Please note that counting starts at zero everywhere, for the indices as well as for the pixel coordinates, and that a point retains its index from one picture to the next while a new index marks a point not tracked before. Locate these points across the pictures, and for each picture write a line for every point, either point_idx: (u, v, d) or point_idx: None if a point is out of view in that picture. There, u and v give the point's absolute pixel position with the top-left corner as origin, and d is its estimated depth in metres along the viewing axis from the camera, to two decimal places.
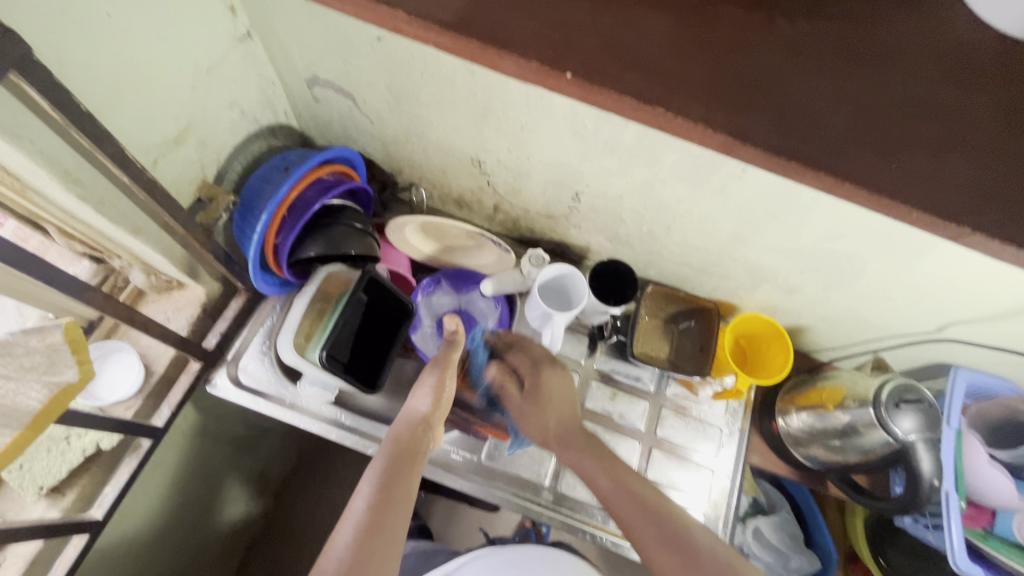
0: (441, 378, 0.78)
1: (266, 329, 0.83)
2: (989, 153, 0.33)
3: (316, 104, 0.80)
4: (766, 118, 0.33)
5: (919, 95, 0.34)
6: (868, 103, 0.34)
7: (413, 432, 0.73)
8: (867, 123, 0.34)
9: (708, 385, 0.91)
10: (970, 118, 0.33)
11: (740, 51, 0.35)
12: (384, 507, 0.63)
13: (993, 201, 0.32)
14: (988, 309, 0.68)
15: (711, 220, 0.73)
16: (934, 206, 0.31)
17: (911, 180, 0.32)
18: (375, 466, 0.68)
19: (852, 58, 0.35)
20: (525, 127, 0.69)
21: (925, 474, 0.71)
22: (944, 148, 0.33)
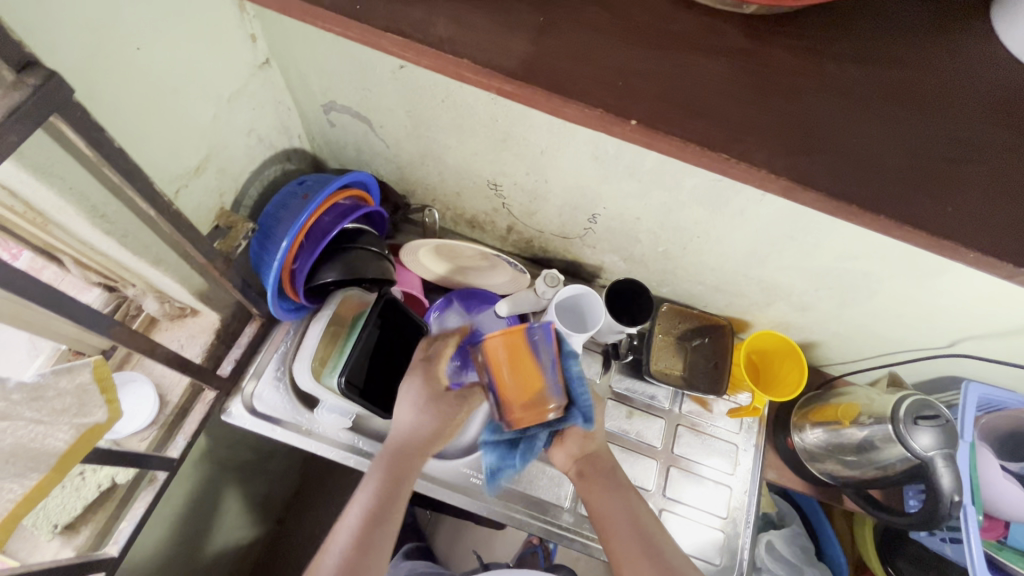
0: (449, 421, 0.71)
1: (280, 354, 0.82)
2: None
3: (331, 128, 0.80)
4: (823, 164, 0.31)
5: (969, 139, 0.32)
6: (917, 148, 0.32)
7: (402, 461, 0.70)
8: (921, 168, 0.32)
9: (722, 401, 0.93)
10: (1019, 161, 0.32)
11: (786, 91, 0.32)
12: (371, 531, 0.66)
13: None
14: (1001, 326, 0.70)
15: (729, 240, 0.73)
16: (996, 251, 0.30)
17: (970, 222, 0.30)
18: (367, 487, 0.69)
19: (909, 99, 0.33)
20: (545, 152, 0.69)
21: (945, 490, 0.70)
22: (996, 195, 0.31)
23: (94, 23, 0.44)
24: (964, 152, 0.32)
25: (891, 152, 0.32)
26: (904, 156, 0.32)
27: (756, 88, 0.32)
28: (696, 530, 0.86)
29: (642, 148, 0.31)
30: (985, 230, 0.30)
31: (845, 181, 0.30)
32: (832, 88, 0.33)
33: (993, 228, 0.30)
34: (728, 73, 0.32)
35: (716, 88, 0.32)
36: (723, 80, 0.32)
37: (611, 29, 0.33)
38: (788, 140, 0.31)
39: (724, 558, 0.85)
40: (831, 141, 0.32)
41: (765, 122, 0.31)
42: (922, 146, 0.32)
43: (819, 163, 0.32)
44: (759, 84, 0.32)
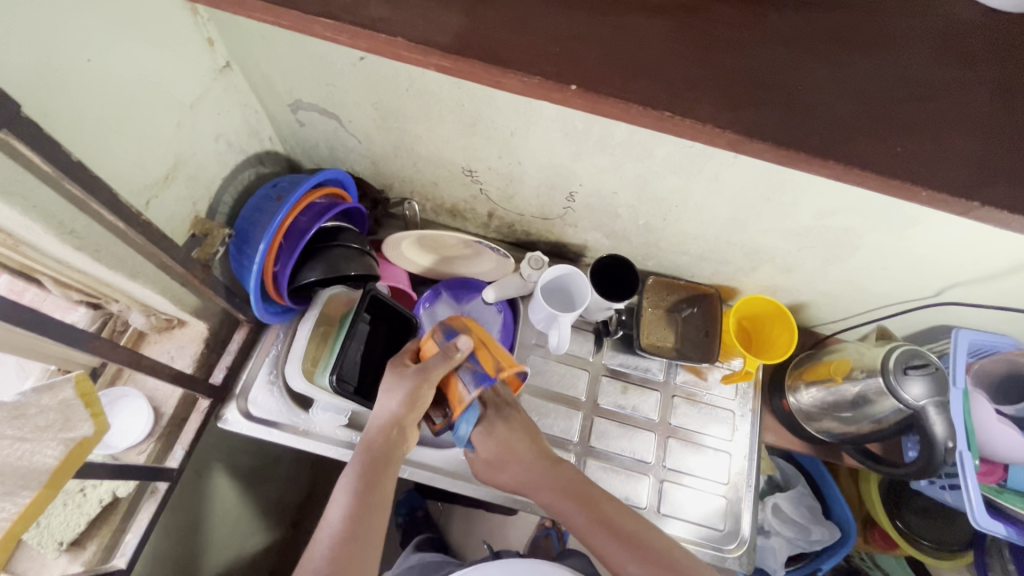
0: (416, 391, 0.70)
1: (272, 358, 0.83)
2: (991, 126, 0.31)
3: (301, 127, 0.80)
4: (771, 114, 0.31)
5: (917, 77, 0.32)
6: (865, 89, 0.32)
7: (385, 437, 0.71)
8: (871, 110, 0.31)
9: (716, 369, 0.93)
10: (968, 95, 0.32)
11: (728, 44, 0.32)
12: (358, 520, 0.66)
13: (1008, 174, 0.30)
14: (982, 271, 0.70)
15: (707, 207, 0.74)
16: (948, 186, 0.30)
17: (924, 154, 0.30)
18: (348, 480, 0.69)
19: (856, 44, 0.33)
20: (514, 134, 0.70)
21: (939, 439, 0.71)
22: (946, 129, 0.31)
23: (42, 33, 0.44)
24: (915, 91, 0.32)
25: (840, 94, 0.31)
26: (852, 99, 0.31)
27: (699, 43, 0.32)
28: (699, 497, 0.87)
29: (585, 113, 0.31)
30: (938, 163, 0.30)
31: (790, 128, 0.30)
32: (775, 37, 0.33)
33: (947, 160, 0.30)
34: (668, 31, 0.32)
35: (659, 47, 0.32)
36: (664, 38, 0.32)
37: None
38: (733, 91, 0.31)
39: (727, 523, 0.86)
40: (775, 89, 0.31)
41: (709, 75, 0.31)
42: (869, 87, 0.31)
43: (767, 115, 0.31)
44: (701, 40, 0.32)
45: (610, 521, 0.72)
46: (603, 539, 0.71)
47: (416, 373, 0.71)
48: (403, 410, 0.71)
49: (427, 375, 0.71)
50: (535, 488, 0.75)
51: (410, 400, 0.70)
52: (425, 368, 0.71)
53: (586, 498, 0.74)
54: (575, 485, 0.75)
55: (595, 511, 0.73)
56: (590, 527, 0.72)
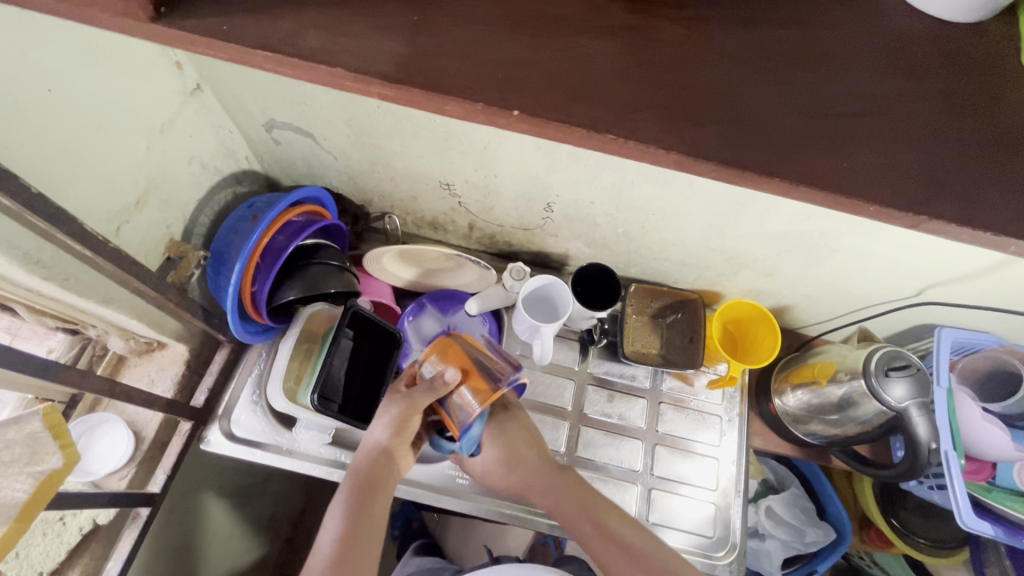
0: (403, 418, 0.70)
1: (254, 377, 0.83)
2: (938, 138, 0.31)
3: (277, 146, 0.80)
4: (716, 133, 0.31)
5: (863, 90, 0.32)
6: (810, 105, 0.32)
7: (374, 461, 0.71)
8: (817, 126, 0.31)
9: (702, 375, 0.93)
10: (914, 108, 0.32)
11: (674, 63, 0.32)
12: (350, 543, 0.65)
13: (954, 186, 0.30)
14: (959, 271, 0.70)
15: (683, 215, 0.74)
16: (892, 202, 0.30)
17: (876, 169, 0.30)
18: (339, 504, 0.68)
19: (807, 61, 0.33)
20: (488, 147, 0.70)
21: (922, 439, 0.71)
22: (893, 142, 0.31)
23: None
24: (864, 107, 0.32)
25: (784, 111, 0.32)
26: (798, 115, 0.31)
27: (643, 63, 0.32)
28: (688, 504, 0.86)
29: (531, 138, 0.31)
30: (884, 178, 0.30)
31: (734, 147, 0.30)
32: (722, 54, 0.33)
33: (894, 175, 0.30)
34: (613, 51, 0.32)
35: (604, 68, 0.32)
36: (610, 59, 0.32)
37: (495, 24, 0.33)
38: (676, 109, 0.31)
39: (716, 530, 0.85)
40: (719, 108, 0.31)
41: (654, 95, 0.31)
42: (814, 102, 0.31)
43: (718, 134, 0.31)
44: (647, 60, 0.32)
45: (606, 526, 0.73)
46: (599, 545, 0.72)
47: (405, 399, 0.70)
48: (391, 436, 0.71)
49: (415, 403, 0.69)
50: (538, 490, 0.76)
51: (397, 424, 0.71)
52: (411, 398, 0.70)
53: (579, 503, 0.75)
54: (567, 493, 0.75)
55: (589, 515, 0.74)
56: (589, 531, 0.73)
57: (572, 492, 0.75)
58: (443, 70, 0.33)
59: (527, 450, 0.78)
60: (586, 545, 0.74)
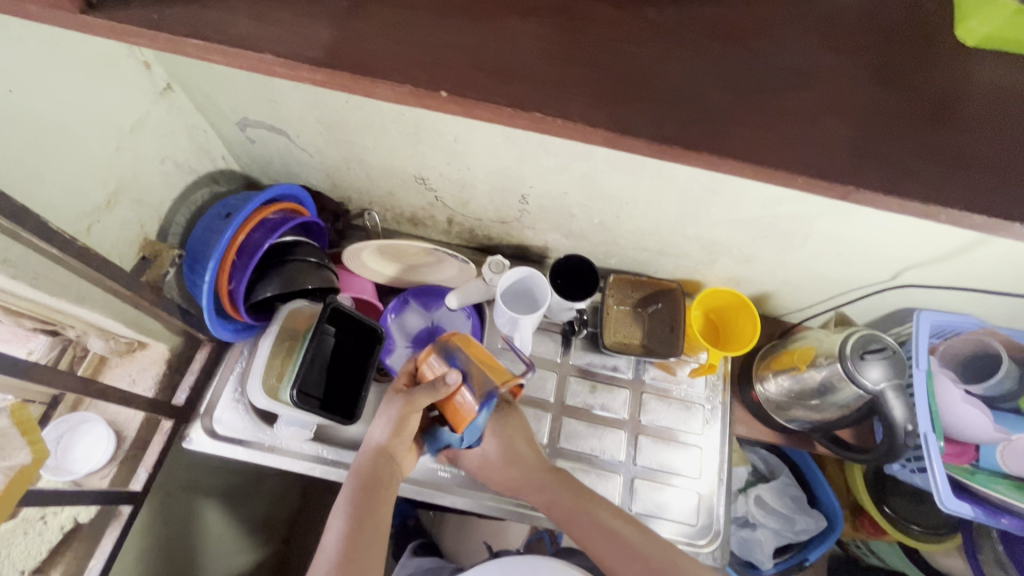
0: (402, 417, 0.71)
1: (236, 375, 0.83)
2: (860, 109, 0.33)
3: (252, 144, 0.80)
4: (646, 109, 0.32)
5: (789, 66, 0.34)
6: (739, 80, 0.33)
7: (377, 460, 0.71)
8: (746, 100, 0.33)
9: (684, 364, 0.93)
10: (839, 79, 0.33)
11: (607, 43, 0.33)
12: (355, 544, 0.65)
13: (878, 154, 0.32)
14: (932, 253, 0.70)
15: (656, 203, 0.74)
16: (818, 169, 0.31)
17: (787, 144, 0.32)
18: (342, 506, 0.68)
19: (731, 42, 0.34)
20: (458, 140, 0.70)
21: (899, 421, 0.71)
22: (819, 113, 0.32)
23: None
24: (786, 80, 0.33)
25: (715, 85, 0.33)
26: (728, 90, 0.33)
27: (575, 45, 0.33)
28: (671, 493, 0.86)
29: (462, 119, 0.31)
30: (811, 147, 0.32)
31: (663, 122, 0.31)
32: (653, 33, 0.34)
33: (820, 145, 0.32)
34: (542, 36, 0.33)
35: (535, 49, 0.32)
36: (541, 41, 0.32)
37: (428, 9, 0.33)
38: (609, 86, 0.32)
39: (700, 518, 0.85)
40: (652, 84, 0.33)
41: (586, 74, 0.32)
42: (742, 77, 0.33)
43: (640, 112, 0.32)
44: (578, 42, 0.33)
45: (602, 522, 0.73)
46: (597, 542, 0.73)
47: (405, 397, 0.72)
48: (392, 435, 0.71)
49: (415, 401, 0.71)
50: (536, 489, 0.77)
51: (398, 423, 0.71)
52: (410, 398, 0.71)
53: (578, 499, 0.76)
54: (563, 488, 0.76)
55: (588, 512, 0.74)
56: (587, 529, 0.73)
57: (568, 486, 0.76)
58: (377, 56, 0.33)
59: (522, 447, 0.79)
60: (584, 541, 0.74)
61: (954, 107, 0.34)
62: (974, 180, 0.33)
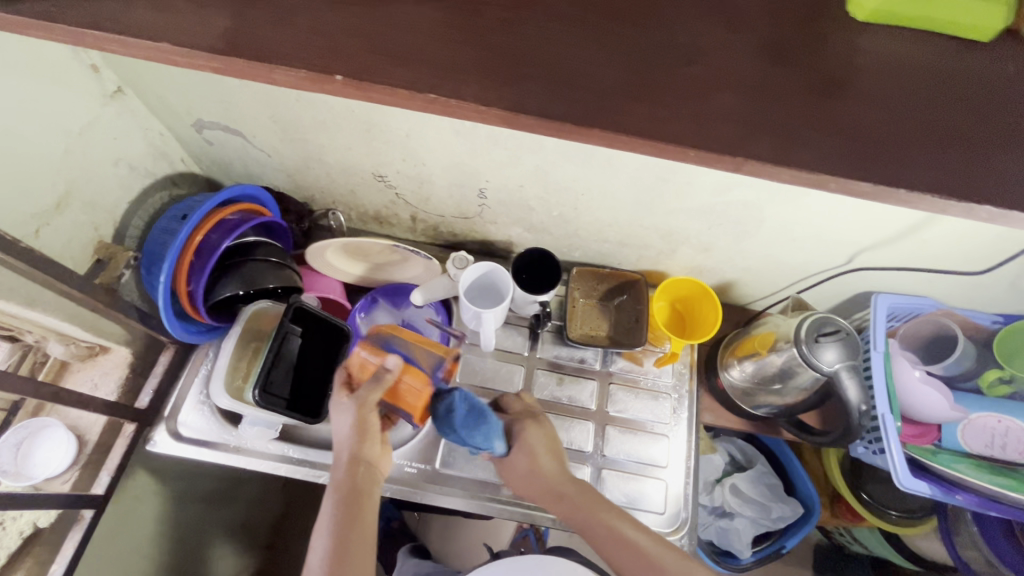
0: (362, 418, 0.69)
1: (201, 377, 0.84)
2: (749, 83, 0.34)
3: (210, 146, 0.81)
4: (542, 88, 0.33)
5: (683, 43, 0.35)
6: (633, 58, 0.34)
7: (349, 469, 0.68)
8: (640, 78, 0.34)
9: (650, 354, 0.94)
10: (728, 56, 0.35)
11: (507, 27, 0.34)
12: (341, 563, 0.61)
13: (765, 126, 0.33)
14: (882, 235, 0.71)
15: (610, 193, 0.75)
16: (707, 142, 0.32)
17: (684, 121, 0.33)
18: (322, 525, 0.65)
19: (630, 23, 0.35)
20: (410, 135, 0.70)
21: (853, 402, 0.72)
22: (707, 89, 0.34)
23: None
24: (678, 57, 0.34)
25: (611, 64, 0.34)
26: (621, 68, 0.34)
27: (476, 31, 0.35)
28: (639, 482, 0.87)
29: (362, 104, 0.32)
30: (698, 122, 0.33)
31: (555, 100, 0.32)
32: (552, 15, 0.35)
33: (711, 119, 0.33)
34: (439, 21, 0.35)
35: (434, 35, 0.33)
36: None
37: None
38: (506, 68, 0.34)
39: (668, 506, 0.86)
40: (549, 63, 0.34)
41: (486, 55, 0.34)
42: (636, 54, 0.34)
43: (538, 90, 0.33)
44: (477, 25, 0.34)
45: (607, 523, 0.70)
46: (609, 545, 0.68)
47: (355, 399, 0.70)
48: (358, 439, 0.68)
49: (366, 399, 0.69)
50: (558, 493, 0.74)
51: (361, 426, 0.69)
52: (361, 398, 0.69)
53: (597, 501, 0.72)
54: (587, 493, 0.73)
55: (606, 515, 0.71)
56: (600, 532, 0.69)
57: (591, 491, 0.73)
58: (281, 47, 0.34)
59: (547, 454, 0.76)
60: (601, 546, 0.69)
61: (846, 78, 0.35)
62: (868, 148, 0.33)
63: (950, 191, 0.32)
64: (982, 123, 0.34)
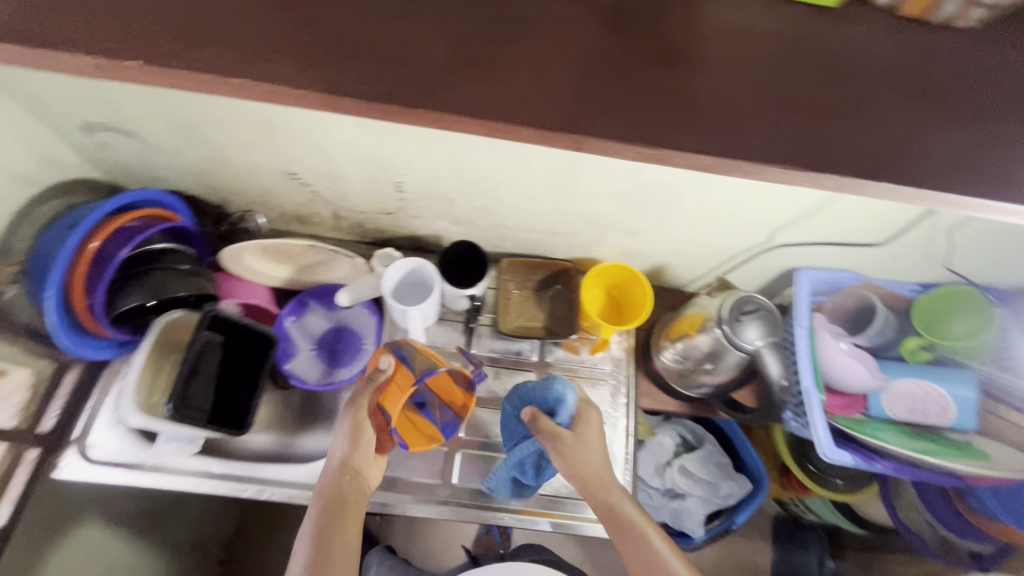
0: (354, 423, 0.74)
1: (113, 397, 0.81)
2: (572, 63, 0.39)
3: (105, 149, 0.76)
4: (392, 84, 0.38)
5: (517, 39, 0.40)
6: (466, 51, 0.39)
7: (337, 477, 0.70)
8: (474, 66, 0.39)
9: (586, 342, 0.93)
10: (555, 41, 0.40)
11: (354, 40, 0.39)
12: (319, 568, 0.62)
13: (590, 101, 0.39)
14: (795, 212, 0.71)
15: (528, 180, 0.73)
16: (539, 120, 0.37)
17: (524, 106, 0.37)
18: (304, 531, 0.66)
19: (467, 26, 0.40)
20: (313, 129, 0.67)
21: (773, 377, 0.73)
22: (537, 68, 0.39)
23: None
24: (502, 48, 0.39)
25: (447, 58, 0.39)
26: (452, 56, 0.39)
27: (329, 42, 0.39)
28: None
29: None
30: (530, 101, 0.38)
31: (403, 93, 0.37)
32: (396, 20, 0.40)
33: (538, 100, 0.38)
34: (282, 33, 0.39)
35: None
36: None
37: None
38: (361, 64, 0.38)
39: None
40: (395, 59, 0.39)
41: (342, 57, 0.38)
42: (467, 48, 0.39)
43: (390, 85, 0.38)
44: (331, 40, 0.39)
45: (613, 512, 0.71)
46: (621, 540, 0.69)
47: (351, 403, 0.76)
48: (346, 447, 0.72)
49: (359, 401, 0.75)
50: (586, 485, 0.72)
51: (351, 433, 0.73)
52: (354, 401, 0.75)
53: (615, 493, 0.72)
54: (610, 487, 0.72)
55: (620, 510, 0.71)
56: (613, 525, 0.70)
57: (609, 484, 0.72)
58: None
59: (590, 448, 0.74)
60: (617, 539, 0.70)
61: (658, 66, 0.40)
62: (687, 117, 0.38)
63: (746, 155, 0.39)
64: (801, 95, 0.40)
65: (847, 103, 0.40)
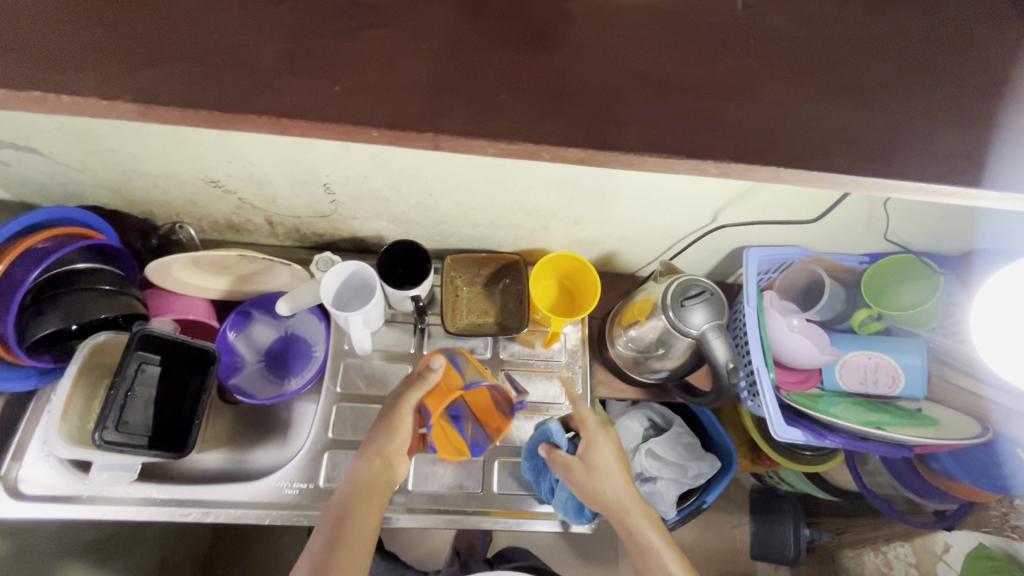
0: (393, 411, 0.75)
1: (43, 428, 0.77)
2: (428, 49, 0.39)
3: (7, 167, 0.71)
4: (238, 88, 0.36)
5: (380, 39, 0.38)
6: (316, 50, 0.38)
7: (370, 462, 0.72)
8: (322, 61, 0.38)
9: (540, 334, 0.91)
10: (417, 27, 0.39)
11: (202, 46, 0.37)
12: (333, 548, 0.64)
13: (445, 92, 0.38)
14: (732, 191, 0.70)
15: (459, 175, 0.70)
16: (383, 118, 0.36)
17: (367, 105, 0.37)
18: (330, 508, 0.69)
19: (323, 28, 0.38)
20: (223, 134, 0.63)
21: (721, 362, 0.72)
22: (386, 60, 0.38)
23: None
24: (350, 44, 0.38)
25: (294, 56, 0.38)
26: (290, 49, 0.38)
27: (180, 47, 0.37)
28: None
29: None
30: (374, 96, 0.37)
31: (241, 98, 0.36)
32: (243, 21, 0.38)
33: (389, 96, 0.37)
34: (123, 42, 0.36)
35: None
36: None
37: None
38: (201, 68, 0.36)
39: None
40: (237, 62, 0.37)
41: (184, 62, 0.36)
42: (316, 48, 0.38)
43: (239, 92, 0.36)
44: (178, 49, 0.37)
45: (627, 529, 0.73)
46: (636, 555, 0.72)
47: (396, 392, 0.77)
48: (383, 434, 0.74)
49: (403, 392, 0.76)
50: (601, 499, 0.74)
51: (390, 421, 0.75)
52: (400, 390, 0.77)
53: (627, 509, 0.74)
54: (621, 503, 0.74)
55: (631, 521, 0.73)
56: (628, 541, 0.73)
57: (619, 499, 0.74)
58: None
59: (604, 463, 0.76)
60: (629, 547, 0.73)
61: (518, 53, 0.39)
62: (552, 105, 0.38)
63: (608, 144, 0.38)
64: (666, 78, 0.40)
65: (724, 85, 0.40)
